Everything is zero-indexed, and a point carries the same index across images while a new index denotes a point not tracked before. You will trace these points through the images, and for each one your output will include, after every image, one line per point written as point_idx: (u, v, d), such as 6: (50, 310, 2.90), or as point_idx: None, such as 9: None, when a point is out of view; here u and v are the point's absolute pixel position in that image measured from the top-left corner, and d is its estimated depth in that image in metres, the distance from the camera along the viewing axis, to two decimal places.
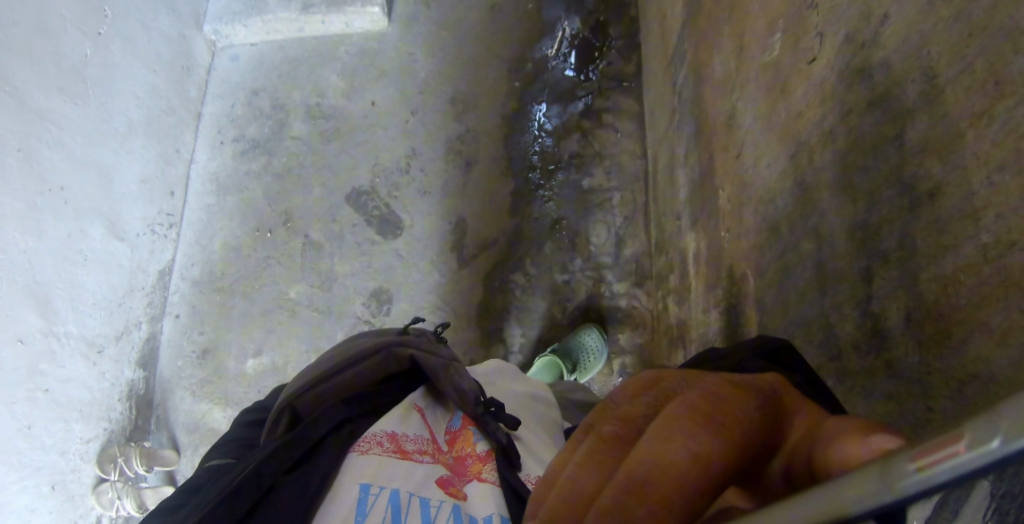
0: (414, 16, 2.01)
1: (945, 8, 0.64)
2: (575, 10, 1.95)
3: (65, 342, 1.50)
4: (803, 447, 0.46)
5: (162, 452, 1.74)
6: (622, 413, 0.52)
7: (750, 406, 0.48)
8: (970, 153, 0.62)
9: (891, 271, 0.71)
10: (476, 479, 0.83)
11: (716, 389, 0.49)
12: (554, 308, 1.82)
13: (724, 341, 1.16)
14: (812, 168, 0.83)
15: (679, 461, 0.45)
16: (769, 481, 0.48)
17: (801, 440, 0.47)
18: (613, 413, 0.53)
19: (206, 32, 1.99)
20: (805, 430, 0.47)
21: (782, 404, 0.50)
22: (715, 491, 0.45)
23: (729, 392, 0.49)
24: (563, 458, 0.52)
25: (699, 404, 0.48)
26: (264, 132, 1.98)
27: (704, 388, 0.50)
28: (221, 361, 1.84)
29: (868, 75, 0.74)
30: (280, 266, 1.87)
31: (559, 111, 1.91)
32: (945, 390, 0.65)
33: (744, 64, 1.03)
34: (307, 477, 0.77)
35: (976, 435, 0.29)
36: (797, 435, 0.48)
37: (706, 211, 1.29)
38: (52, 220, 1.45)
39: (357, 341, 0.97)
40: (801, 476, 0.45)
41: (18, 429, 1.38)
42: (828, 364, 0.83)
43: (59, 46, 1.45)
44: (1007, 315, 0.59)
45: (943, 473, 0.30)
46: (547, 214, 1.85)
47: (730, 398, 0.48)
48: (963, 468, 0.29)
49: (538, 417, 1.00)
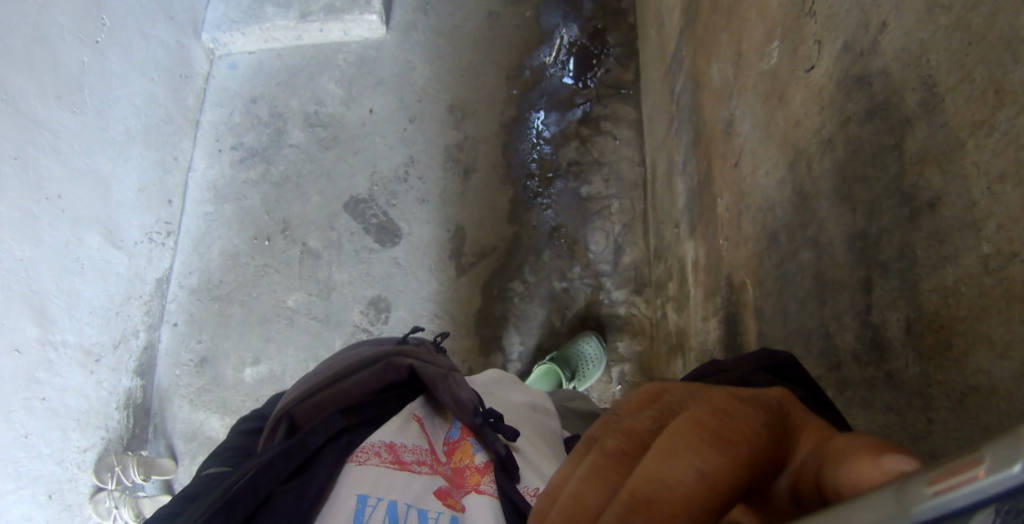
0: (412, 25, 2.02)
1: (945, 17, 0.64)
2: (573, 17, 1.95)
3: (62, 350, 1.49)
4: (810, 464, 0.46)
5: (160, 460, 1.70)
6: (626, 427, 0.51)
7: (754, 422, 0.48)
8: (970, 162, 0.62)
9: (891, 281, 0.71)
10: (474, 490, 0.82)
11: (722, 405, 0.49)
12: (553, 316, 1.78)
13: (723, 350, 1.15)
14: (811, 177, 0.83)
15: (685, 481, 0.45)
16: (776, 498, 0.48)
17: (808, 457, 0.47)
18: (615, 427, 0.52)
19: (204, 40, 2.00)
20: (812, 448, 0.47)
21: (788, 419, 0.50)
22: (720, 510, 0.45)
23: (734, 408, 0.48)
24: (563, 472, 0.52)
25: (706, 420, 0.47)
26: (261, 140, 1.98)
27: (710, 404, 0.49)
28: (218, 369, 1.82)
29: (867, 83, 0.73)
30: (278, 274, 1.86)
31: (557, 119, 1.88)
32: (946, 402, 0.65)
33: (742, 71, 1.03)
34: (304, 490, 0.76)
35: (994, 463, 0.32)
36: (803, 451, 0.48)
37: (705, 218, 1.28)
38: (50, 229, 1.44)
39: (356, 349, 0.96)
40: (808, 494, 0.45)
41: (15, 437, 1.37)
42: (828, 374, 0.82)
43: (57, 55, 1.45)
44: (1009, 327, 0.59)
45: (962, 498, 0.32)
46: (546, 222, 1.82)
47: (737, 415, 0.48)
48: (981, 492, 0.32)
49: (538, 428, 0.99)
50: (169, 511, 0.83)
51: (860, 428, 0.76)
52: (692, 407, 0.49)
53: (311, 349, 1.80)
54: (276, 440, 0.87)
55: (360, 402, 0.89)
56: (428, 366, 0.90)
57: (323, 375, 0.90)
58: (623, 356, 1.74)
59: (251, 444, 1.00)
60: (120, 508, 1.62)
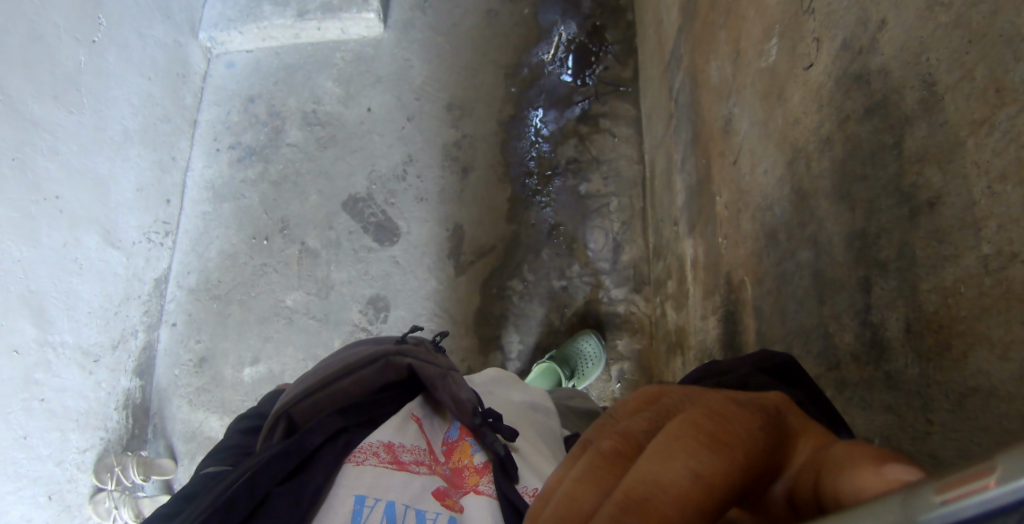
0: (410, 23, 2.01)
1: (944, 14, 0.64)
2: (571, 15, 1.94)
3: (61, 351, 1.48)
4: (808, 471, 0.46)
5: (159, 460, 1.70)
6: (622, 429, 0.51)
7: (752, 425, 0.47)
8: (970, 162, 0.62)
9: (890, 280, 0.70)
10: (472, 491, 0.81)
11: (721, 408, 0.48)
12: (552, 315, 1.78)
13: (723, 349, 1.15)
14: (810, 175, 0.83)
15: (681, 482, 0.45)
16: (771, 504, 0.48)
17: (805, 463, 0.47)
18: (611, 428, 0.52)
19: (201, 39, 1.99)
20: (810, 454, 0.47)
21: (786, 424, 0.49)
22: (716, 513, 0.45)
23: (731, 411, 0.48)
24: (557, 473, 0.51)
25: (705, 423, 0.47)
26: (259, 139, 1.97)
27: (709, 406, 0.49)
28: (217, 369, 1.82)
29: (866, 81, 0.73)
30: (277, 274, 1.86)
31: (556, 117, 1.88)
32: (946, 403, 0.65)
33: (741, 69, 1.03)
34: (301, 491, 0.76)
35: (1004, 473, 0.32)
36: (801, 457, 0.48)
37: (704, 216, 1.28)
38: (47, 229, 1.44)
39: (355, 348, 0.96)
40: (807, 500, 0.45)
41: (14, 439, 1.37)
42: (828, 373, 0.82)
43: (54, 55, 1.44)
44: (1009, 328, 0.59)
45: (970, 508, 0.32)
46: (545, 220, 1.82)
47: (735, 418, 0.48)
48: (990, 504, 0.32)
49: (537, 428, 0.99)
50: (167, 511, 0.83)
51: (860, 429, 0.76)
52: (690, 409, 0.49)
53: (310, 348, 1.80)
54: (273, 439, 0.86)
55: (358, 401, 0.88)
56: (426, 365, 0.90)
57: (321, 374, 0.90)
58: (623, 355, 1.74)
59: (249, 443, 1.00)
60: (120, 508, 1.62)
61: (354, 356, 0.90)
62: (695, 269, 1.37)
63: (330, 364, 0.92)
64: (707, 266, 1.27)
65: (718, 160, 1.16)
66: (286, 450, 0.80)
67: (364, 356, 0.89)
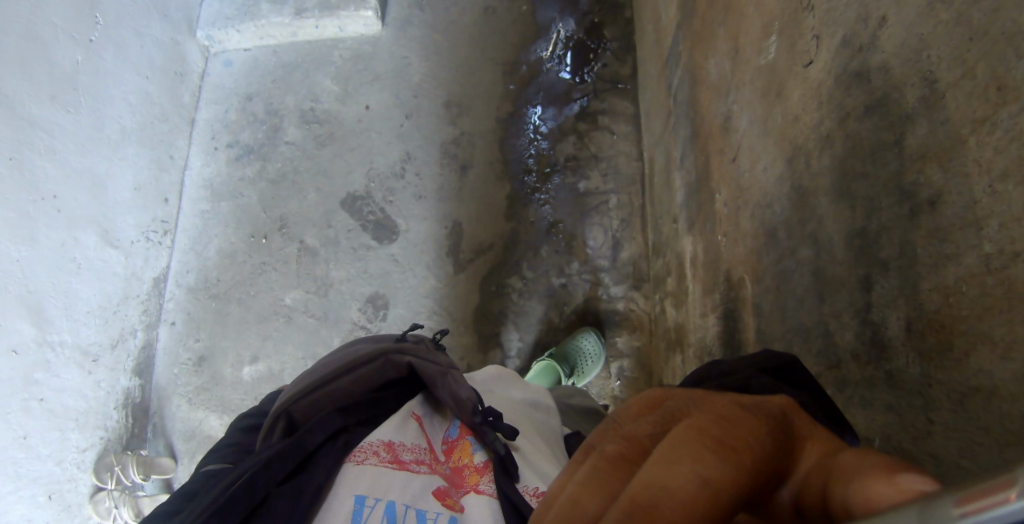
0: (407, 20, 2.01)
1: (945, 11, 0.64)
2: (570, 11, 1.94)
3: (60, 351, 1.48)
4: (814, 477, 0.46)
5: (159, 460, 1.70)
6: (627, 433, 0.50)
7: (759, 434, 0.48)
8: (972, 160, 0.61)
9: (891, 279, 0.70)
10: (472, 490, 0.81)
11: (728, 414, 0.48)
12: (551, 312, 1.78)
13: (722, 346, 1.15)
14: (810, 172, 0.82)
15: (690, 487, 0.44)
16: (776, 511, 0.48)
17: (811, 470, 0.47)
18: (616, 432, 0.51)
19: (199, 37, 1.99)
20: (815, 461, 0.47)
21: (791, 431, 0.50)
22: (723, 519, 0.44)
23: (738, 417, 0.48)
24: (560, 477, 0.50)
25: (712, 429, 0.47)
26: (258, 137, 1.97)
27: (715, 412, 0.49)
28: (217, 368, 1.82)
29: (866, 78, 0.73)
30: (276, 272, 1.86)
31: (554, 114, 1.87)
32: (948, 402, 0.65)
33: (740, 66, 1.02)
34: (301, 493, 0.76)
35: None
36: (806, 464, 0.48)
37: (703, 213, 1.28)
38: (45, 229, 1.43)
39: (355, 345, 0.95)
40: (813, 507, 0.46)
41: (13, 439, 1.37)
42: (828, 371, 0.81)
43: (50, 54, 1.43)
44: (1011, 328, 0.59)
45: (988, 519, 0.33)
46: (544, 217, 1.82)
47: (742, 424, 0.48)
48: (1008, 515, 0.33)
49: (537, 426, 0.98)
50: (166, 510, 0.83)
51: (860, 428, 0.76)
52: (697, 415, 0.49)
53: (310, 347, 1.80)
54: (273, 438, 0.86)
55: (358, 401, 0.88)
56: (426, 364, 0.89)
57: (321, 373, 0.90)
58: (623, 352, 1.74)
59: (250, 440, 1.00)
60: (120, 508, 1.62)
61: (354, 354, 0.90)
62: (694, 266, 1.36)
63: (330, 363, 0.91)
64: (707, 263, 1.27)
65: (717, 157, 1.16)
66: (285, 450, 0.79)
67: (365, 355, 0.89)
